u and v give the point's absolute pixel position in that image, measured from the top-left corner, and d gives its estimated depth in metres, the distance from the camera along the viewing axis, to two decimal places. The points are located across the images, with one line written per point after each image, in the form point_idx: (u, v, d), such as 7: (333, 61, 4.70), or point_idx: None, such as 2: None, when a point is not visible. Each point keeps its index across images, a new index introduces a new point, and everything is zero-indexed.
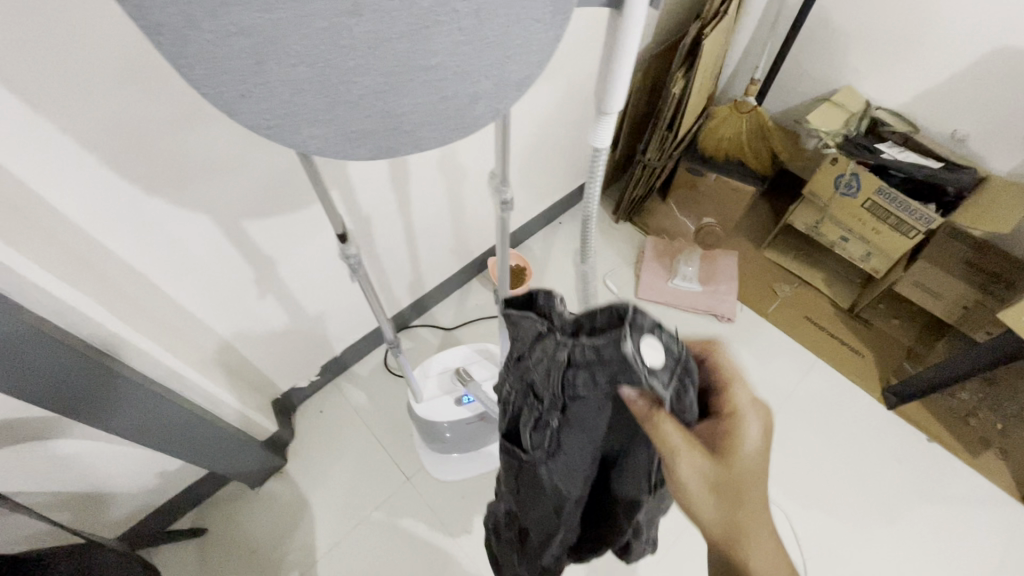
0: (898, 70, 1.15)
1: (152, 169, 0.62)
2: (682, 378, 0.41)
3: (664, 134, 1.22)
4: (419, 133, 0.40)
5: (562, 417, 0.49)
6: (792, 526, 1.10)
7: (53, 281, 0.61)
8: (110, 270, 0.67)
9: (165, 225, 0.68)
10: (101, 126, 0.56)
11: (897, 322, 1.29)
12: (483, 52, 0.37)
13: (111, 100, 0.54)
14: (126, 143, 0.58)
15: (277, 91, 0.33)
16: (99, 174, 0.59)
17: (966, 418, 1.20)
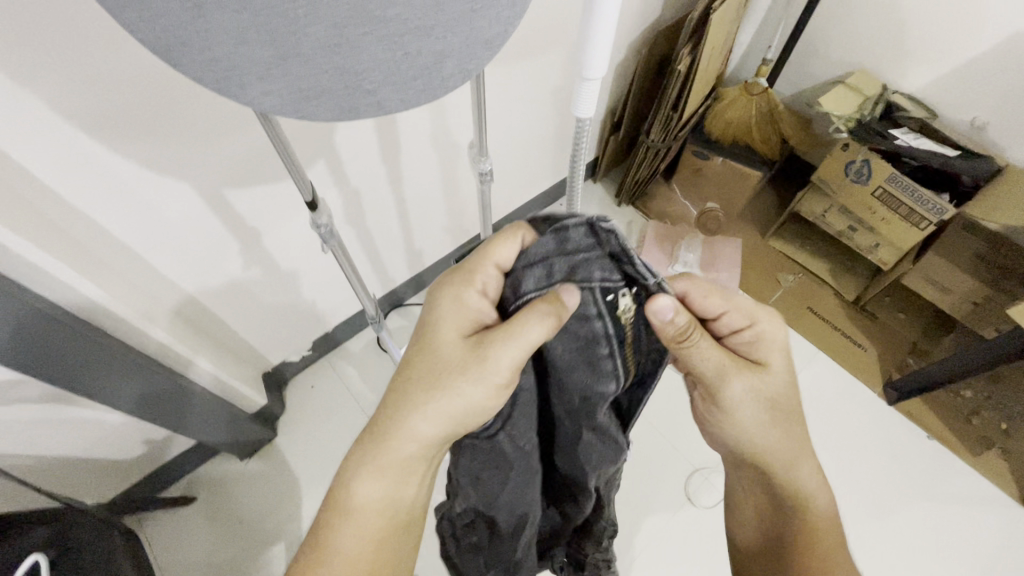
0: (918, 52, 1.09)
1: (133, 137, 0.61)
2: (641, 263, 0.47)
3: (668, 114, 1.17)
4: (380, 93, 0.38)
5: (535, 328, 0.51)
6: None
7: (36, 252, 0.60)
8: (91, 238, 0.66)
9: (146, 191, 0.66)
10: (79, 93, 0.54)
11: (904, 316, 1.26)
12: (445, 5, 0.34)
13: (83, 65, 0.52)
14: (102, 110, 0.56)
15: (220, 41, 0.31)
16: (78, 142, 0.57)
17: (968, 418, 1.17)
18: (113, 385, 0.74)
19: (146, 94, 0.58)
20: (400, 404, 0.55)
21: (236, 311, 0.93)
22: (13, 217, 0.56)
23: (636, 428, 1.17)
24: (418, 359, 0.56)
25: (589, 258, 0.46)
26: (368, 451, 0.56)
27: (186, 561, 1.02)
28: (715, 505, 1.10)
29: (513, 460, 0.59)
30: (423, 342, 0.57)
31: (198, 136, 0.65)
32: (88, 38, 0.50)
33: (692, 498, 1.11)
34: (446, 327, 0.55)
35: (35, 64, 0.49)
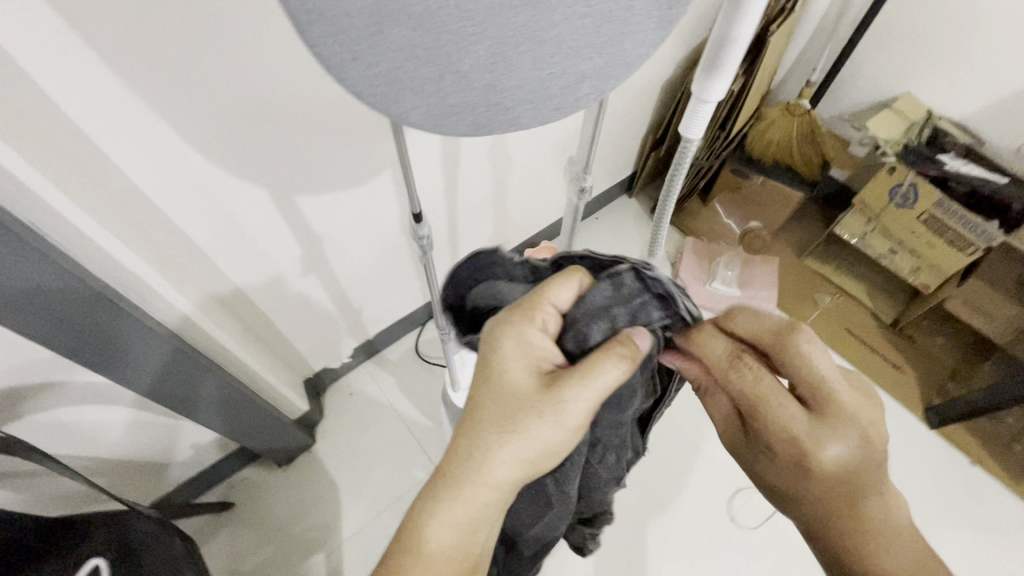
0: (967, 79, 1.10)
1: (222, 140, 0.61)
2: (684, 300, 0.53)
3: (714, 133, 1.19)
4: (518, 110, 0.38)
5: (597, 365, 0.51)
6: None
7: (125, 254, 0.60)
8: (169, 240, 0.66)
9: (225, 195, 0.66)
10: (185, 99, 0.55)
11: (943, 341, 1.26)
12: (599, 25, 0.34)
13: (188, 74, 0.53)
14: (202, 116, 0.57)
15: (389, 55, 0.32)
16: (173, 145, 0.58)
17: (1010, 444, 1.16)
18: (183, 384, 0.75)
19: (241, 99, 0.58)
20: (470, 448, 0.50)
21: (289, 317, 0.93)
22: (112, 221, 0.57)
23: (676, 445, 1.17)
24: (486, 398, 0.51)
25: (645, 302, 0.50)
26: (438, 496, 0.50)
27: (225, 567, 1.01)
28: (758, 525, 1.09)
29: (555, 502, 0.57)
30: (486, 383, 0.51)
31: (281, 142, 0.66)
32: (196, 42, 0.51)
33: (734, 519, 1.10)
34: (514, 368, 0.50)
35: (144, 61, 0.50)
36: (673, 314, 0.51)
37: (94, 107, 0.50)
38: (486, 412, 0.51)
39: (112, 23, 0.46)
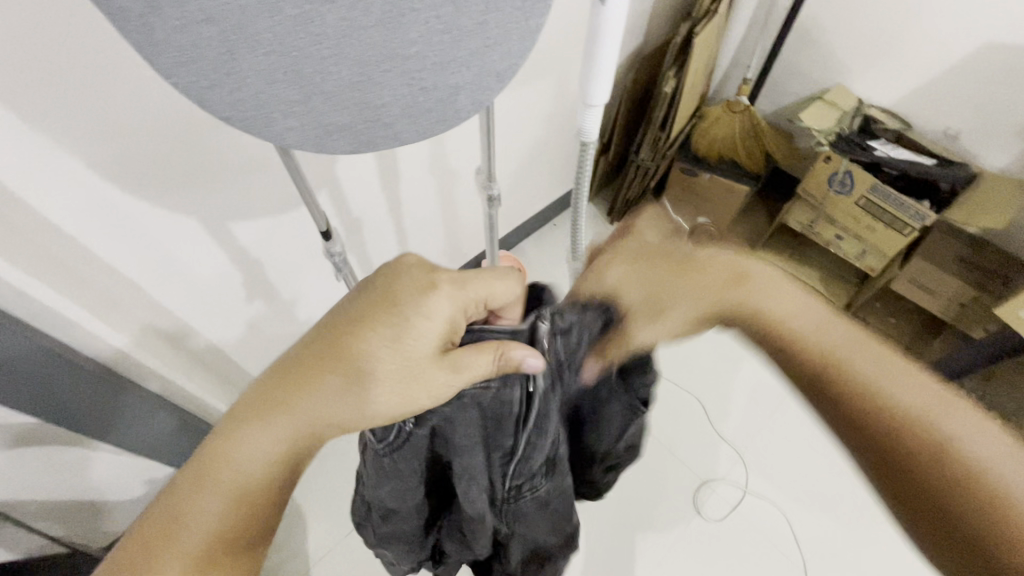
0: (892, 67, 1.14)
1: (138, 171, 0.61)
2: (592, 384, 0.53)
3: (656, 134, 1.22)
4: (398, 124, 0.39)
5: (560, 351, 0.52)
6: (795, 530, 1.09)
7: (42, 289, 0.59)
8: (97, 277, 0.65)
9: (153, 227, 0.66)
10: (93, 134, 0.54)
11: (895, 321, 1.28)
12: (460, 41, 0.36)
13: (97, 113, 0.53)
14: (115, 150, 0.57)
15: (249, 77, 0.32)
16: (85, 176, 0.57)
17: None
18: (115, 417, 0.75)
19: (156, 131, 0.59)
20: (307, 386, 0.45)
21: (239, 343, 0.92)
22: (29, 261, 0.57)
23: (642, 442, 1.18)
24: (363, 344, 0.46)
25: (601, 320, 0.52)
26: (261, 428, 0.45)
27: None
28: (724, 517, 1.10)
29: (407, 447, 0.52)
30: (374, 328, 0.46)
31: (205, 170, 0.66)
32: (100, 76, 0.51)
33: (702, 512, 1.11)
34: (427, 329, 0.47)
35: (44, 98, 0.50)
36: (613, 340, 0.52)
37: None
38: (357, 357, 0.46)
39: (5, 62, 0.45)
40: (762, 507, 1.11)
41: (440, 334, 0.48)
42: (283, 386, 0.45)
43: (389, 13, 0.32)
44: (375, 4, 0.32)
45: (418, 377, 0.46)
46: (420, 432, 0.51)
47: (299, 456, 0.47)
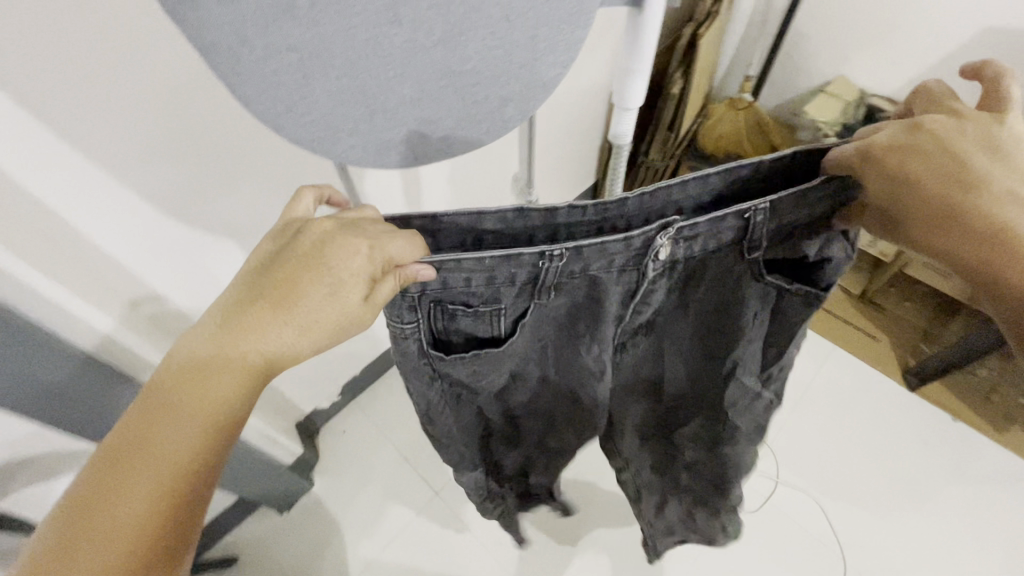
0: (892, 56, 1.17)
1: (179, 195, 0.62)
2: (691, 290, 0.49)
3: (665, 134, 1.23)
4: (452, 136, 0.41)
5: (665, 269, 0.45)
6: (829, 519, 1.10)
7: (81, 306, 0.61)
8: (136, 294, 0.67)
9: (188, 248, 0.69)
10: (140, 160, 0.56)
11: (910, 305, 1.30)
12: (511, 55, 0.38)
13: (145, 142, 0.55)
14: (159, 175, 0.59)
15: (322, 99, 0.34)
16: (132, 202, 0.59)
17: (988, 395, 1.19)
18: None
19: (198, 156, 0.60)
20: (202, 377, 0.37)
21: None
22: (72, 277, 0.58)
23: None
24: (264, 324, 0.37)
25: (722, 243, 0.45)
26: (157, 431, 0.36)
27: None
28: (758, 508, 1.11)
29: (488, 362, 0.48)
30: (275, 298, 0.38)
31: (242, 192, 0.68)
32: (153, 110, 0.54)
33: None
34: (347, 273, 0.38)
35: (96, 133, 0.52)
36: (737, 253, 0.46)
37: (56, 178, 0.52)
38: (259, 337, 0.37)
39: (61, 96, 0.47)
40: (794, 497, 1.12)
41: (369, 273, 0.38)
42: (175, 378, 0.37)
43: (450, 35, 0.34)
44: (436, 27, 0.34)
45: (330, 323, 0.38)
46: (469, 314, 0.44)
47: (221, 453, 0.38)
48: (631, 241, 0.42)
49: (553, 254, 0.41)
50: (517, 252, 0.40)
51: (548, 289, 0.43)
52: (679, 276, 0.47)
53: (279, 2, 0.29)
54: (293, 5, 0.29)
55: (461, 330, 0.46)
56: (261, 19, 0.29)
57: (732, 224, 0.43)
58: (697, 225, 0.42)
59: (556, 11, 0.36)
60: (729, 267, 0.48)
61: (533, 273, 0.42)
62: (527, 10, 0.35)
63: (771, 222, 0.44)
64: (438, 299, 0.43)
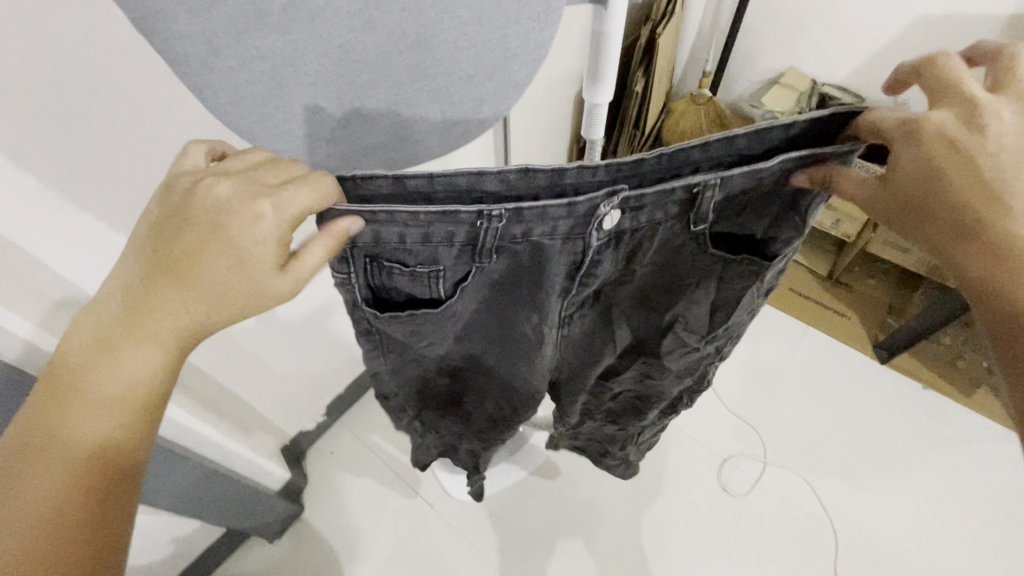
0: (839, 46, 1.22)
1: None
2: (628, 259, 0.45)
3: (631, 132, 1.26)
4: (429, 140, 0.42)
5: (608, 240, 0.41)
6: (818, 495, 1.13)
7: None
8: None
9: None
10: (119, 192, 0.53)
11: (875, 282, 1.35)
12: (482, 56, 0.38)
13: (126, 174, 0.52)
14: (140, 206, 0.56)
15: (297, 106, 0.34)
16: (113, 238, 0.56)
17: (953, 362, 1.25)
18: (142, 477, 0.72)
19: None
20: (112, 359, 0.35)
21: (254, 386, 0.92)
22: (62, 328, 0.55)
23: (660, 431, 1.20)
24: (166, 300, 0.34)
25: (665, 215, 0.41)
26: (68, 417, 0.34)
27: None
28: (749, 491, 1.13)
29: (410, 332, 0.44)
30: (171, 270, 0.34)
31: None
32: (135, 140, 0.51)
33: (728, 489, 1.13)
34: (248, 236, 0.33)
35: (84, 172, 0.49)
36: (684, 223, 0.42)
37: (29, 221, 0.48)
38: (162, 313, 0.34)
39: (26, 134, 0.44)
40: (783, 476, 1.15)
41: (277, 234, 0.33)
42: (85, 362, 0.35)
43: (422, 37, 0.35)
44: (408, 29, 0.34)
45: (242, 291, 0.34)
46: (406, 274, 0.39)
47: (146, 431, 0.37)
48: (573, 208, 0.37)
49: (490, 216, 0.36)
50: (455, 210, 0.35)
51: (489, 253, 0.39)
52: (629, 247, 0.43)
53: (250, 10, 0.29)
54: (264, 13, 0.29)
55: (399, 292, 0.41)
56: (232, 30, 0.29)
57: (681, 197, 0.39)
58: (643, 196, 0.38)
59: (525, 11, 0.37)
60: (682, 242, 0.43)
61: (472, 234, 0.37)
62: (496, 12, 0.36)
63: (723, 193, 0.40)
64: (372, 255, 0.38)
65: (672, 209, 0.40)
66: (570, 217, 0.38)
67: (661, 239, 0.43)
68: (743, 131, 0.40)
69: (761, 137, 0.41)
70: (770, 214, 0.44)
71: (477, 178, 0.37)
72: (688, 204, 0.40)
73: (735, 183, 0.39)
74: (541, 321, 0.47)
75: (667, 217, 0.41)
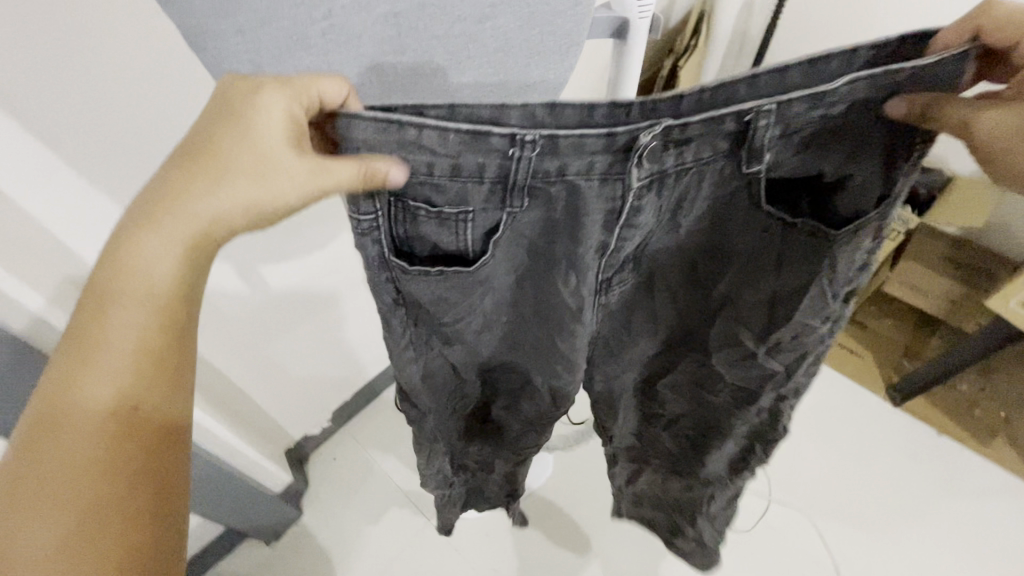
0: None
1: None
2: (670, 211, 0.43)
3: None
4: None
5: (652, 183, 0.40)
6: (823, 539, 1.10)
7: None
8: None
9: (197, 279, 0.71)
10: (139, 179, 0.57)
11: (891, 321, 1.33)
12: (504, 83, 0.40)
13: (146, 164, 0.57)
14: None
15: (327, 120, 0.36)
16: None
17: (969, 409, 1.22)
18: None
19: None
20: (145, 263, 0.37)
21: (265, 387, 0.94)
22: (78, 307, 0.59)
23: None
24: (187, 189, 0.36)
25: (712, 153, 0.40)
26: (107, 319, 0.37)
27: None
28: (752, 527, 1.11)
29: (447, 293, 0.42)
30: (197, 169, 0.36)
31: None
32: (155, 128, 0.55)
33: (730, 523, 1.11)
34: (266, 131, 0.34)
35: (105, 158, 0.54)
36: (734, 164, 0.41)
37: (54, 200, 0.53)
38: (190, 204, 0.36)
39: (58, 120, 0.49)
40: (787, 515, 1.13)
41: (288, 125, 0.34)
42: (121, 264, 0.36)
43: (448, 61, 0.37)
44: (435, 55, 0.36)
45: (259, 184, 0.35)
46: (432, 217, 0.38)
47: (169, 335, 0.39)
48: (613, 140, 0.36)
49: (524, 142, 0.35)
50: (487, 133, 0.34)
51: (521, 192, 0.37)
52: (670, 197, 0.42)
53: (293, 35, 0.31)
54: (305, 37, 0.32)
55: (427, 239, 0.39)
56: (275, 50, 0.31)
57: (730, 129, 0.38)
58: (688, 125, 0.37)
59: (546, 44, 0.39)
60: (728, 189, 0.43)
61: (503, 167, 0.36)
62: (520, 43, 0.38)
63: (776, 128, 0.38)
64: (397, 195, 0.36)
65: (720, 144, 0.39)
66: (611, 149, 0.37)
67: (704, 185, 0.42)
68: (797, 61, 0.38)
69: (824, 62, 0.39)
70: (827, 161, 0.43)
71: (503, 112, 0.36)
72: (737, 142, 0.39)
73: (794, 113, 0.38)
74: (580, 285, 0.44)
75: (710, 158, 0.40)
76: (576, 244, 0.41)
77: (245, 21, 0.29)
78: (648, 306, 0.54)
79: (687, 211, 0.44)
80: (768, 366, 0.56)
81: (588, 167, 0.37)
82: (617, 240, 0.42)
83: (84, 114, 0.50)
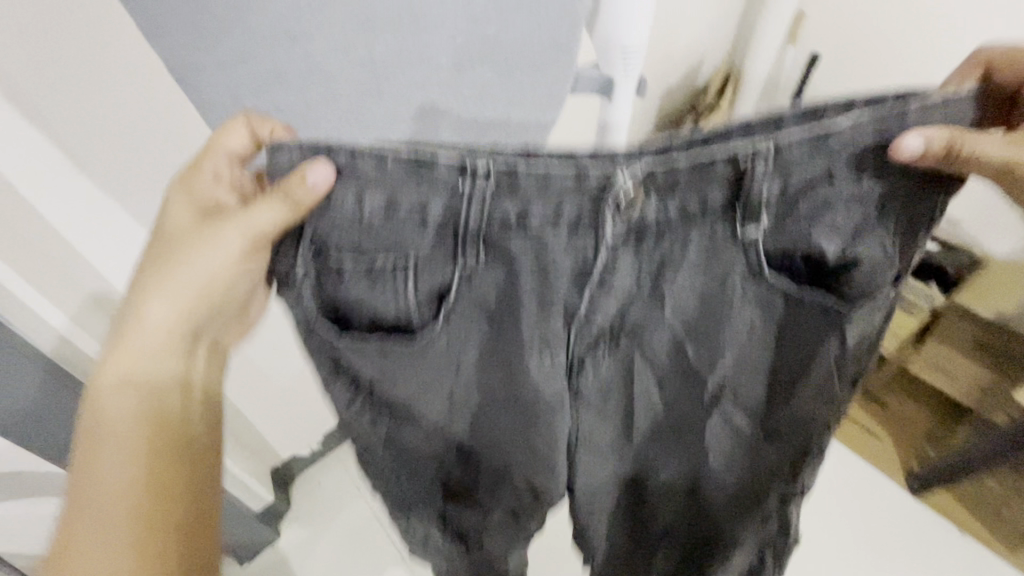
0: None
1: None
2: (650, 275, 0.42)
3: None
4: None
5: (633, 240, 0.40)
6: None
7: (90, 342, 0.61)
8: None
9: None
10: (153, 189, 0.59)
11: (915, 404, 1.24)
12: None
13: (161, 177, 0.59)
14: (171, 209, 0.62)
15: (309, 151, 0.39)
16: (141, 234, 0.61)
17: (999, 508, 1.12)
18: None
19: None
20: (134, 348, 0.45)
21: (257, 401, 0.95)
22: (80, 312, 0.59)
23: None
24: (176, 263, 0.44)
25: (702, 206, 0.40)
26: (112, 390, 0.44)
27: None
28: None
29: (403, 348, 0.41)
30: (159, 255, 0.45)
31: None
32: (173, 143, 0.58)
33: None
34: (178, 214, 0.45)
35: (122, 169, 0.56)
36: (732, 212, 0.40)
37: (70, 207, 0.55)
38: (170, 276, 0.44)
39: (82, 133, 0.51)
40: None
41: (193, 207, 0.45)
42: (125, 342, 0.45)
43: None
44: None
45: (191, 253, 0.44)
46: (361, 273, 0.38)
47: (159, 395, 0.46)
48: (582, 183, 0.37)
49: (471, 173, 0.36)
50: (432, 163, 0.35)
51: (474, 242, 0.38)
52: (648, 257, 0.42)
53: (274, 70, 0.33)
54: None
55: (365, 299, 0.39)
56: (257, 83, 0.34)
57: (723, 173, 0.38)
58: (676, 172, 0.38)
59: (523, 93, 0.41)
60: (725, 253, 0.42)
61: (451, 207, 0.37)
62: None
63: (772, 176, 0.38)
64: (322, 246, 0.38)
65: (715, 193, 0.39)
66: (587, 192, 0.38)
67: (693, 250, 0.41)
68: (794, 112, 0.41)
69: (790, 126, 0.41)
70: (828, 224, 0.41)
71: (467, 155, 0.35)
72: (730, 194, 0.39)
73: (790, 158, 0.38)
74: (552, 356, 0.43)
75: (687, 212, 0.40)
76: (546, 302, 0.41)
77: (228, 55, 0.32)
78: (641, 408, 0.48)
79: (671, 278, 0.42)
80: (772, 457, 0.54)
81: (558, 214, 0.38)
82: (587, 307, 0.42)
83: (105, 128, 0.52)
